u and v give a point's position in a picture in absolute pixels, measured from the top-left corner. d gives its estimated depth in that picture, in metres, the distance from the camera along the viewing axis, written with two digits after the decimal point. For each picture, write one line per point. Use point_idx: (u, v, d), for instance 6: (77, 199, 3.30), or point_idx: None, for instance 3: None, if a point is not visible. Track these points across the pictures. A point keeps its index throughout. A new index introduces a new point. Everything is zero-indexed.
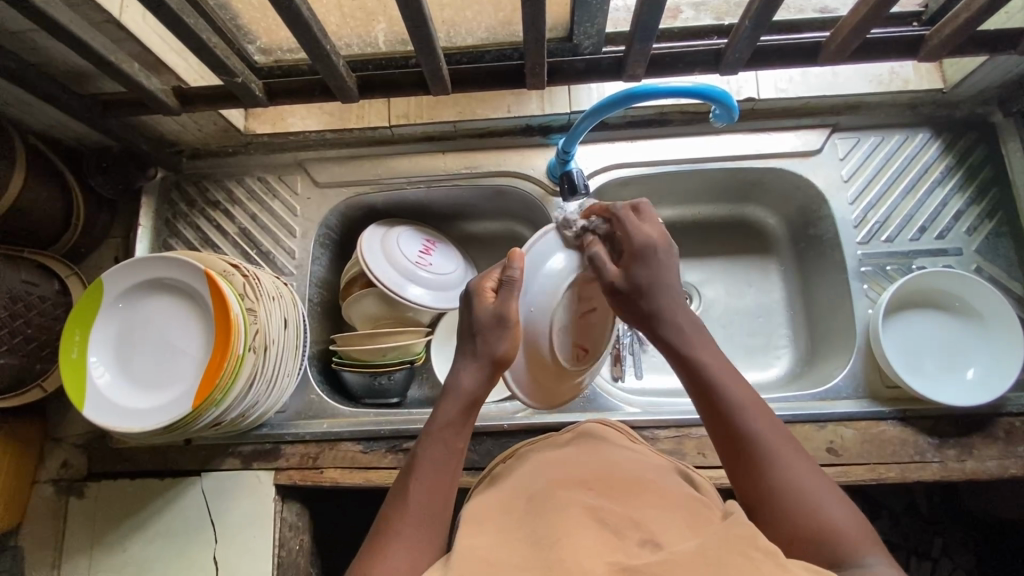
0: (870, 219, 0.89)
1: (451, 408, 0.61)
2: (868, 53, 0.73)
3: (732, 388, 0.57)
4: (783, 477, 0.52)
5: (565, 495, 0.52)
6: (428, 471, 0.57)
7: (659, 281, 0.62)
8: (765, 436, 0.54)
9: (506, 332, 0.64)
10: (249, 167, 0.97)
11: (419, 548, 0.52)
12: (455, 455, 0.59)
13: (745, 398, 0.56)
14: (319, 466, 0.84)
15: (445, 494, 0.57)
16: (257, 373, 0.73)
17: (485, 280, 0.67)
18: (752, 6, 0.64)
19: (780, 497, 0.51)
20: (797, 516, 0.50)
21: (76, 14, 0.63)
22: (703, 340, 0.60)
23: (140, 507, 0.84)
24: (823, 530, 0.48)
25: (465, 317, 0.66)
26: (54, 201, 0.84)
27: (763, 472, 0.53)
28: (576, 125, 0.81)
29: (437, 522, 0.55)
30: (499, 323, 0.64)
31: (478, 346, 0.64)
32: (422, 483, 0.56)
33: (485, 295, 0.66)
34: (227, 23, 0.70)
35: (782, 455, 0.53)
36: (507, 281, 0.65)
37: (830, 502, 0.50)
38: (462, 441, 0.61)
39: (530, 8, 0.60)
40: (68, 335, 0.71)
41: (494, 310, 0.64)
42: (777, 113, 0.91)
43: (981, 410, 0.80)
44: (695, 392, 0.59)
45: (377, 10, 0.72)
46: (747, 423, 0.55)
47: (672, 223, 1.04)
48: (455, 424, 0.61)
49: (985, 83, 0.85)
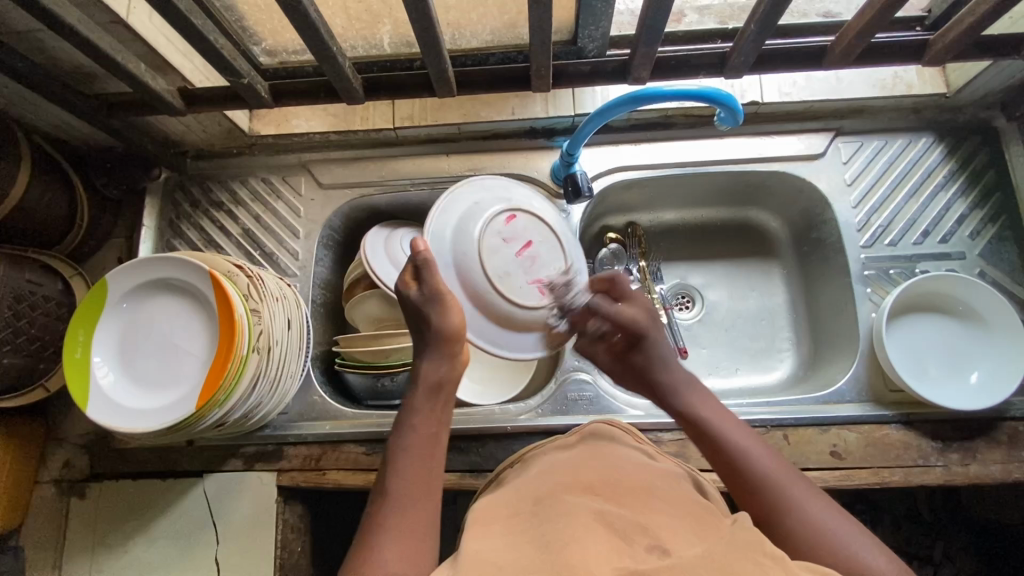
0: (873, 223, 0.89)
1: (420, 395, 0.64)
2: (872, 57, 0.74)
3: (738, 438, 0.61)
4: (806, 514, 0.53)
5: (572, 500, 0.52)
6: (407, 458, 0.59)
7: (654, 362, 0.71)
8: (778, 477, 0.57)
9: (443, 306, 0.66)
10: (252, 168, 0.97)
11: (409, 540, 0.52)
12: (432, 442, 0.61)
13: (739, 434, 0.62)
14: (322, 467, 0.84)
15: (427, 481, 0.57)
16: (261, 374, 0.73)
17: (405, 273, 0.69)
18: (757, 10, 0.65)
19: (806, 536, 0.52)
20: (825, 556, 0.51)
21: (84, 14, 0.64)
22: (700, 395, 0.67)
23: (141, 508, 0.84)
24: (851, 570, 0.50)
25: (402, 308, 0.68)
26: (59, 201, 0.84)
27: (785, 513, 0.54)
28: (580, 128, 0.81)
29: (424, 514, 0.55)
30: (432, 299, 0.66)
31: (424, 328, 0.66)
32: (400, 471, 0.58)
33: (409, 288, 0.67)
34: (233, 24, 0.71)
35: (782, 478, 0.57)
36: (419, 263, 0.67)
37: (854, 539, 0.52)
38: (437, 425, 0.63)
39: (537, 11, 0.60)
40: (72, 334, 0.71)
41: (423, 291, 0.66)
42: (781, 117, 0.91)
43: (984, 414, 0.80)
44: (707, 451, 0.62)
45: (383, 12, 0.72)
46: (743, 456, 0.59)
47: (675, 226, 1.05)
48: (427, 411, 0.63)
49: (989, 87, 0.85)
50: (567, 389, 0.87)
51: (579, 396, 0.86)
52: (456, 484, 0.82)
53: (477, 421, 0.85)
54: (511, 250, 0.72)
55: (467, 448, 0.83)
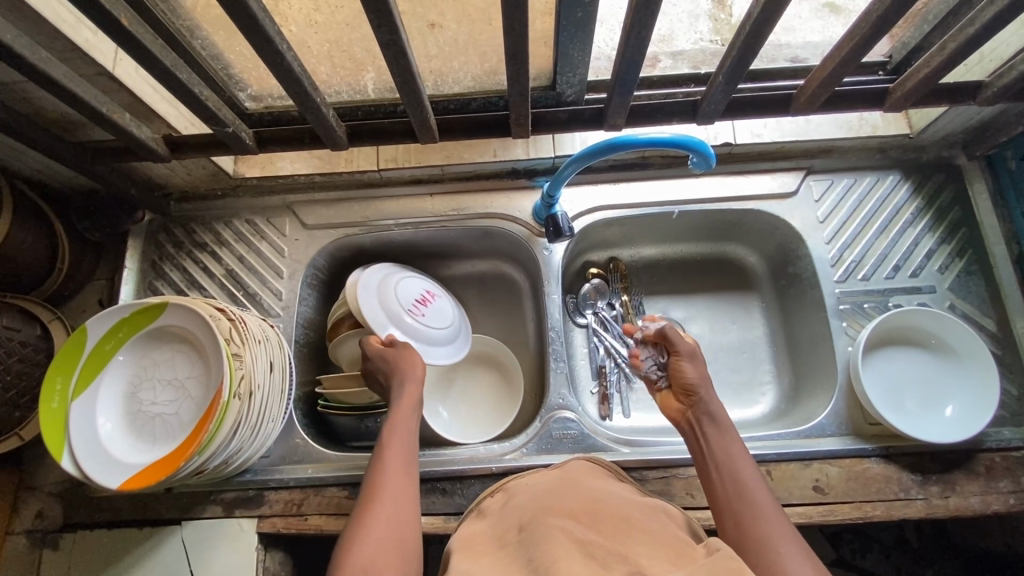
0: (846, 258, 0.92)
1: (402, 412, 0.74)
2: (838, 103, 0.77)
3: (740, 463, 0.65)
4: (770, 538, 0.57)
5: (556, 523, 0.52)
6: (386, 473, 0.66)
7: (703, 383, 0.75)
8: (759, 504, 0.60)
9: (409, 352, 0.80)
10: (236, 210, 0.98)
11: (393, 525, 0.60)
12: (410, 447, 0.70)
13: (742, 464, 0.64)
14: (304, 513, 0.82)
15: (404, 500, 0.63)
16: (242, 421, 0.71)
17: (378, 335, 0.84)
18: (725, 62, 0.67)
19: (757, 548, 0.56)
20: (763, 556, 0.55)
21: (71, 67, 0.65)
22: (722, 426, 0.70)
23: (117, 559, 0.82)
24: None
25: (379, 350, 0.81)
26: (39, 246, 0.84)
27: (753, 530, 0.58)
28: (560, 170, 0.83)
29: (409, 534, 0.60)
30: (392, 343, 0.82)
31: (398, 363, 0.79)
32: (381, 488, 0.64)
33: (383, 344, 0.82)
34: (219, 72, 0.73)
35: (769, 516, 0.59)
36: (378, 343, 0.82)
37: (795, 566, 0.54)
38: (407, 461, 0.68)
39: (514, 65, 0.63)
40: (49, 382, 0.70)
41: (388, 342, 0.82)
42: (753, 157, 0.95)
43: (962, 445, 0.81)
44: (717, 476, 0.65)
45: (366, 61, 0.75)
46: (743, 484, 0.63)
47: (655, 260, 1.07)
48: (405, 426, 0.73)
49: (949, 129, 0.89)
50: (552, 427, 0.87)
51: (564, 434, 0.86)
52: (440, 527, 0.80)
53: (462, 462, 0.84)
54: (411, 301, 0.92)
55: (451, 490, 0.83)
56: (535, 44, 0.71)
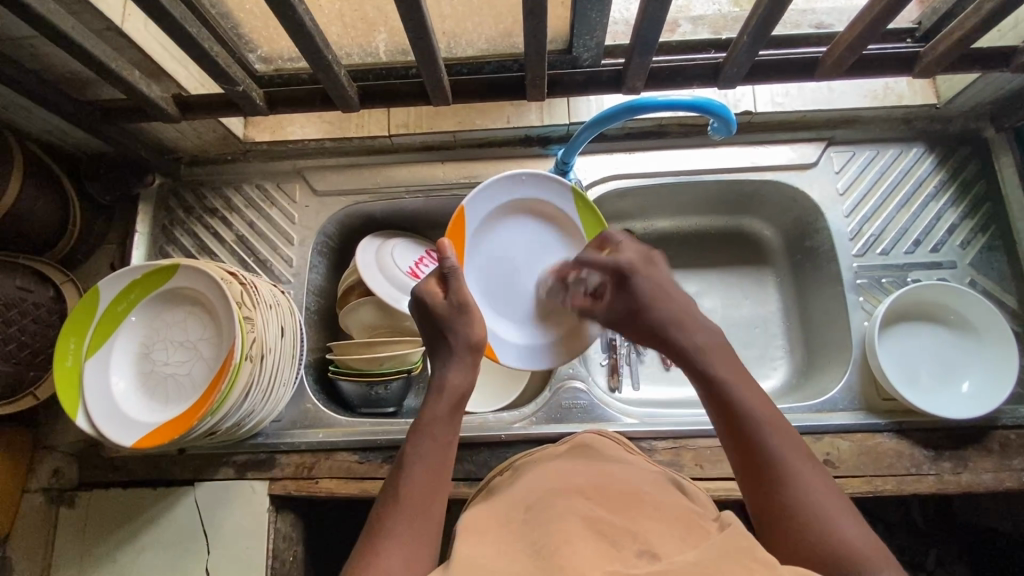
0: (865, 232, 0.90)
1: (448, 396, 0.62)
2: (863, 68, 0.74)
3: (753, 403, 0.58)
4: (799, 490, 0.53)
5: (565, 503, 0.52)
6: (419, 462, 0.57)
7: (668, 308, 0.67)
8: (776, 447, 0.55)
9: (468, 316, 0.66)
10: (246, 175, 0.97)
11: (422, 520, 0.54)
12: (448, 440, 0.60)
13: (754, 400, 0.58)
14: (314, 476, 0.83)
15: (433, 486, 0.56)
16: (253, 384, 0.72)
17: (428, 280, 0.70)
18: (749, 23, 0.65)
19: (788, 505, 0.52)
20: (799, 510, 0.52)
21: (80, 21, 0.64)
22: (723, 362, 0.62)
23: (131, 517, 0.83)
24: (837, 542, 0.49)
25: (426, 317, 0.68)
26: (50, 208, 0.84)
27: (781, 485, 0.53)
28: (575, 136, 0.81)
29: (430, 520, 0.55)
30: (459, 310, 0.66)
31: (450, 340, 0.66)
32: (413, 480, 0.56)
33: (433, 292, 0.68)
34: (229, 31, 0.71)
35: (791, 462, 0.54)
36: (446, 273, 0.68)
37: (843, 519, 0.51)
38: (444, 450, 0.59)
39: (531, 21, 0.60)
40: (62, 343, 0.71)
41: (449, 301, 0.67)
42: (773, 126, 0.92)
43: (976, 422, 0.81)
44: (720, 416, 0.59)
45: (378, 20, 0.73)
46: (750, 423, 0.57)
47: (668, 233, 1.05)
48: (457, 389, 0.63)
49: (979, 98, 0.86)
50: (561, 397, 0.87)
51: (572, 404, 0.86)
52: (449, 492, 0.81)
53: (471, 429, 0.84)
54: (408, 264, 0.92)
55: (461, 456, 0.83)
56: (553, 5, 0.69)
